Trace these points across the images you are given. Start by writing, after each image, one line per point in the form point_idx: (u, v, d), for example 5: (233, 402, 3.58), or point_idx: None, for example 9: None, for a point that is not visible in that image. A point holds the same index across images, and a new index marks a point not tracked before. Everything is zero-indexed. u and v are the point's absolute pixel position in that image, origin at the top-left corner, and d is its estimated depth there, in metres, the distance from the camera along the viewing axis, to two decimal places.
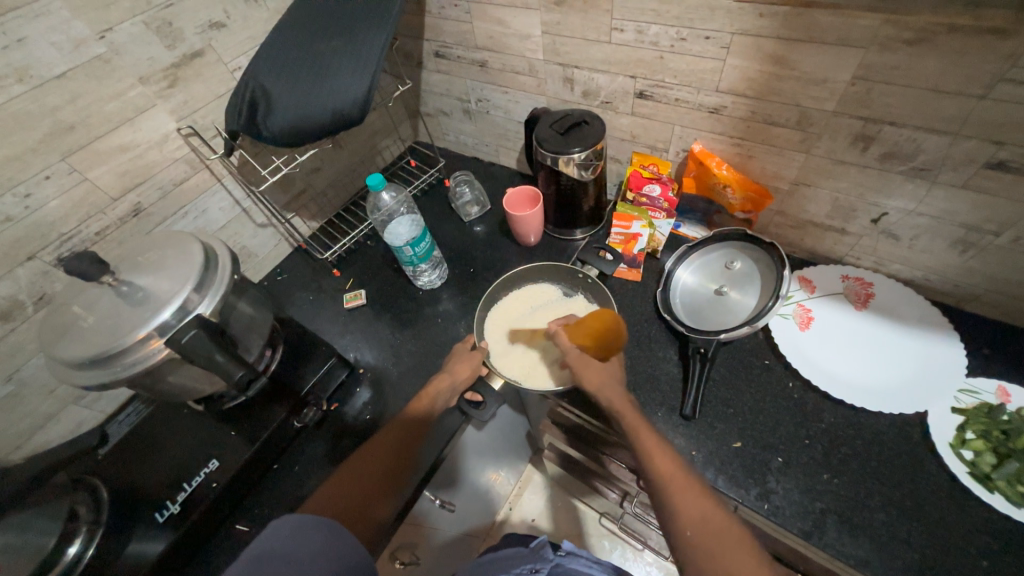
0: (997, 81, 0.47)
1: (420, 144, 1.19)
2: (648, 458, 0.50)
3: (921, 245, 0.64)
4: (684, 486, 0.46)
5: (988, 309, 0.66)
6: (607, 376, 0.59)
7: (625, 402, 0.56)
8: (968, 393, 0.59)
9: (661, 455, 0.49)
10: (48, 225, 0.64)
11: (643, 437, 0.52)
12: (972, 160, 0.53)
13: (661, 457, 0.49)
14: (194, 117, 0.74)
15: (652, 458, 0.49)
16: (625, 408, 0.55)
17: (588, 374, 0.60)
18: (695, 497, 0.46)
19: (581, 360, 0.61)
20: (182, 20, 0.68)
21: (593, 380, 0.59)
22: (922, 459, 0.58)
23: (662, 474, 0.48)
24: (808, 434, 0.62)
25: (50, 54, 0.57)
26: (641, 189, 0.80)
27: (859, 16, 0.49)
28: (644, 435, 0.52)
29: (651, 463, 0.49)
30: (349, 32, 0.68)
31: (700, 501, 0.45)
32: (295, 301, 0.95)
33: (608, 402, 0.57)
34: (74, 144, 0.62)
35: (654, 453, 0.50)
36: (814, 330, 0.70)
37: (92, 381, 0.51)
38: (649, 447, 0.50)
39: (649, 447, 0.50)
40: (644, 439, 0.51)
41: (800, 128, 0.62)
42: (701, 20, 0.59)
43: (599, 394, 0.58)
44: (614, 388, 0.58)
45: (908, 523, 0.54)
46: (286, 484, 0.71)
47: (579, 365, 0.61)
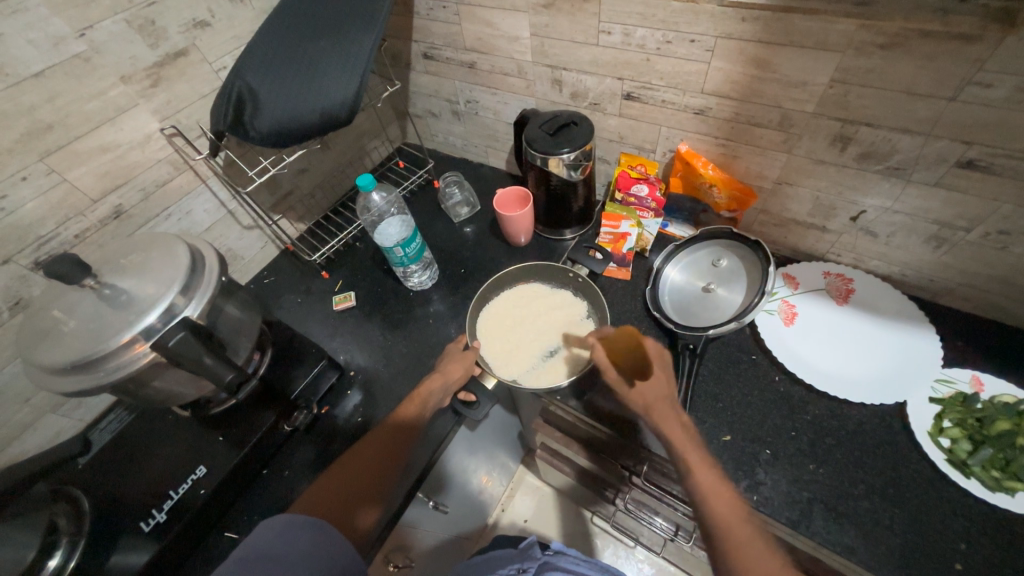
0: (965, 84, 0.49)
1: (409, 146, 1.19)
2: (706, 507, 0.47)
3: (898, 241, 0.67)
4: (746, 543, 0.44)
5: (961, 303, 0.69)
6: (662, 394, 0.54)
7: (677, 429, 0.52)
8: (944, 383, 0.62)
9: (721, 501, 0.47)
10: (25, 228, 0.62)
11: (703, 477, 0.48)
12: (944, 160, 0.55)
13: (724, 505, 0.46)
14: (178, 117, 0.73)
15: (709, 503, 0.47)
16: (681, 442, 0.51)
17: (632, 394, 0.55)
18: (761, 555, 0.43)
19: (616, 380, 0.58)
20: (165, 19, 0.67)
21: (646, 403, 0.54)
22: (903, 447, 0.60)
23: (716, 513, 0.46)
24: (794, 426, 0.64)
25: (27, 51, 0.56)
26: (629, 190, 0.81)
27: (836, 21, 0.51)
28: (705, 478, 0.48)
29: (709, 506, 0.47)
30: (337, 31, 0.68)
31: (768, 562, 0.42)
32: (284, 304, 0.94)
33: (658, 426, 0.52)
34: (53, 145, 0.61)
35: (716, 501, 0.47)
36: (798, 325, 0.72)
37: (75, 388, 0.49)
38: (708, 491, 0.47)
39: (709, 493, 0.47)
40: (703, 479, 0.48)
41: (782, 129, 0.64)
42: (686, 24, 0.60)
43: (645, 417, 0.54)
44: (666, 413, 0.53)
45: (890, 510, 0.56)
46: (276, 490, 0.70)
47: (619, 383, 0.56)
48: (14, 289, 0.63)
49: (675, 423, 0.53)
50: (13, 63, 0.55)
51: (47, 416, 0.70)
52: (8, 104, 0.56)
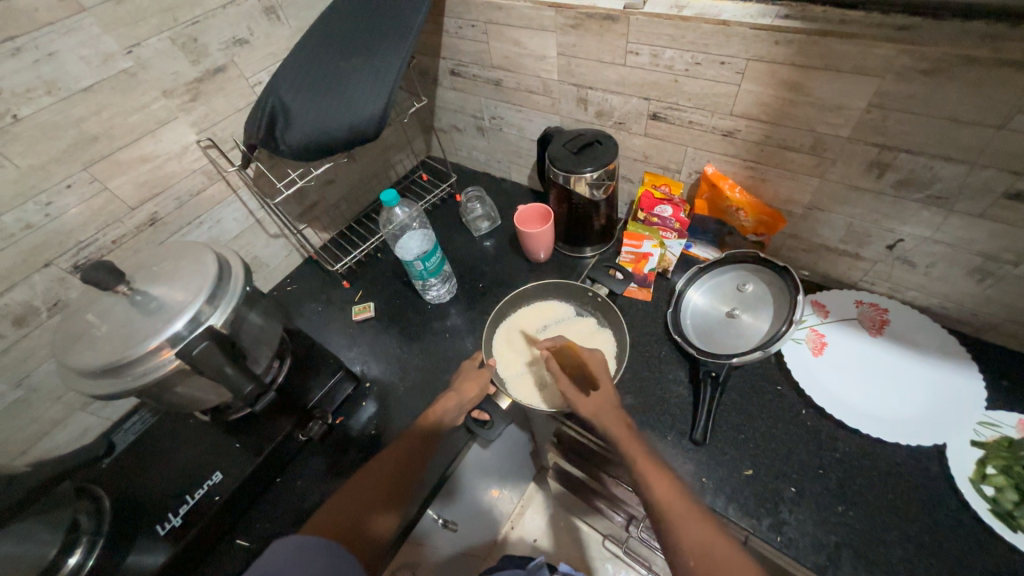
0: (1016, 112, 0.46)
1: (432, 159, 1.21)
2: (646, 487, 0.50)
3: (938, 273, 0.64)
4: (685, 516, 0.47)
5: (1005, 339, 0.65)
6: (601, 399, 0.59)
7: (619, 424, 0.57)
8: (987, 426, 0.58)
9: (659, 480, 0.50)
10: (67, 232, 0.65)
11: (642, 462, 0.52)
12: (990, 190, 0.52)
13: (662, 485, 0.50)
14: (214, 129, 0.75)
15: (650, 484, 0.50)
16: (622, 434, 0.55)
17: (585, 401, 0.59)
18: (696, 522, 0.47)
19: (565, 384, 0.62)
20: (207, 37, 0.69)
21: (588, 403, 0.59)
22: (941, 493, 0.56)
23: (653, 487, 0.50)
24: (822, 463, 0.61)
25: (79, 67, 0.59)
26: (652, 210, 0.80)
27: (876, 45, 0.49)
28: (644, 464, 0.52)
29: (648, 487, 0.50)
30: (367, 50, 0.70)
31: (701, 528, 0.46)
32: (305, 312, 0.95)
33: (603, 424, 0.57)
34: (97, 155, 0.64)
35: (657, 483, 0.50)
36: (828, 355, 0.69)
37: (103, 391, 0.51)
38: (648, 476, 0.51)
39: (647, 475, 0.51)
40: (641, 463, 0.52)
41: (815, 153, 0.62)
42: (716, 46, 0.59)
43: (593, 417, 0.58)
44: (609, 412, 0.58)
45: (927, 561, 0.52)
46: (288, 498, 0.70)
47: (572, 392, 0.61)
48: (54, 291, 0.66)
49: (616, 422, 0.57)
50: (64, 78, 0.58)
51: (76, 414, 0.73)
52: (58, 116, 0.59)
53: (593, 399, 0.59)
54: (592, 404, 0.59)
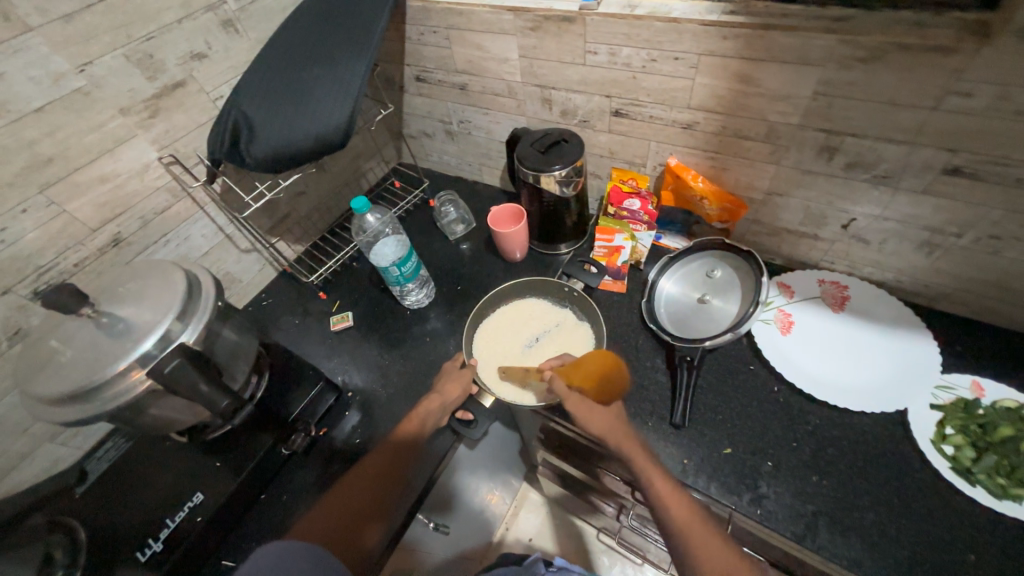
0: (946, 93, 0.49)
1: (404, 166, 1.21)
2: (665, 510, 0.50)
3: (890, 248, 0.67)
4: (705, 545, 0.47)
5: (956, 307, 0.69)
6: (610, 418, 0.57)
7: (631, 442, 0.56)
8: (943, 389, 0.62)
9: (677, 503, 0.50)
10: (25, 258, 0.63)
11: (659, 483, 0.51)
12: (930, 167, 0.56)
13: (683, 513, 0.49)
14: (176, 146, 0.74)
15: (669, 506, 0.50)
16: (635, 453, 0.54)
17: (597, 419, 0.57)
18: (716, 549, 0.47)
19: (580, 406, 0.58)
20: (163, 52, 0.68)
21: (597, 420, 0.57)
22: (906, 455, 0.59)
23: (671, 509, 0.50)
24: (796, 436, 0.63)
25: (28, 88, 0.57)
26: (621, 204, 0.82)
27: (815, 36, 0.52)
28: (664, 491, 0.51)
29: (668, 509, 0.50)
30: (329, 59, 0.70)
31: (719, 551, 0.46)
32: (282, 326, 0.94)
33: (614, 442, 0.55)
34: (52, 177, 0.62)
35: (677, 514, 0.49)
36: (795, 333, 0.71)
37: (71, 418, 0.49)
38: (665, 504, 0.50)
39: (665, 497, 0.50)
40: (658, 484, 0.51)
41: (769, 141, 0.65)
42: (669, 42, 0.62)
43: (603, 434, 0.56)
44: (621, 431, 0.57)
45: (896, 521, 0.55)
46: (274, 515, 0.69)
47: (579, 407, 0.58)
48: (14, 320, 0.64)
49: (627, 439, 0.56)
50: (14, 99, 0.57)
51: (45, 445, 0.70)
52: (9, 139, 0.57)
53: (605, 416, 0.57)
54: (600, 420, 0.57)
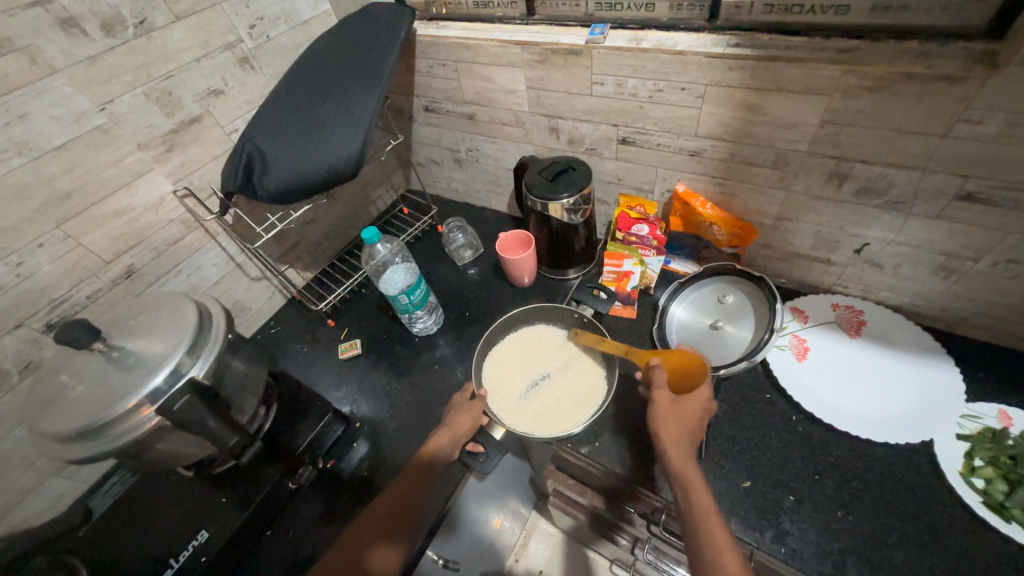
0: (955, 121, 0.49)
1: (412, 192, 1.22)
2: (711, 550, 0.47)
3: (905, 273, 0.67)
4: None
5: (977, 332, 0.68)
6: (683, 437, 0.56)
7: (692, 473, 0.53)
8: (969, 418, 0.60)
9: (727, 550, 0.46)
10: (39, 291, 0.63)
11: (712, 520, 0.49)
12: (942, 193, 0.55)
13: (728, 551, 0.46)
14: (190, 178, 0.75)
15: (715, 547, 0.47)
16: (694, 483, 0.52)
17: (668, 426, 0.57)
18: None
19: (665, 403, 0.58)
20: (181, 90, 0.70)
21: (670, 433, 0.56)
22: (935, 488, 0.57)
23: (716, 549, 0.47)
24: (817, 468, 0.61)
25: (51, 127, 0.59)
26: (629, 230, 0.81)
27: (821, 67, 0.52)
28: (715, 528, 0.48)
29: (712, 548, 0.47)
30: (342, 93, 0.71)
31: None
32: (290, 354, 0.94)
33: (674, 463, 0.54)
34: (70, 212, 0.63)
35: (721, 552, 0.46)
36: (812, 360, 0.70)
37: (79, 455, 0.49)
38: (711, 538, 0.47)
39: (716, 538, 0.47)
40: (711, 522, 0.48)
41: (777, 168, 0.65)
42: (675, 74, 0.62)
43: (668, 450, 0.55)
44: (685, 456, 0.55)
45: (929, 559, 0.52)
46: (281, 551, 0.68)
47: (661, 410, 0.58)
48: (25, 352, 0.64)
49: (689, 468, 0.54)
50: (37, 138, 0.58)
51: (49, 480, 0.69)
52: (30, 176, 0.58)
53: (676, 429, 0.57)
54: (672, 436, 0.56)
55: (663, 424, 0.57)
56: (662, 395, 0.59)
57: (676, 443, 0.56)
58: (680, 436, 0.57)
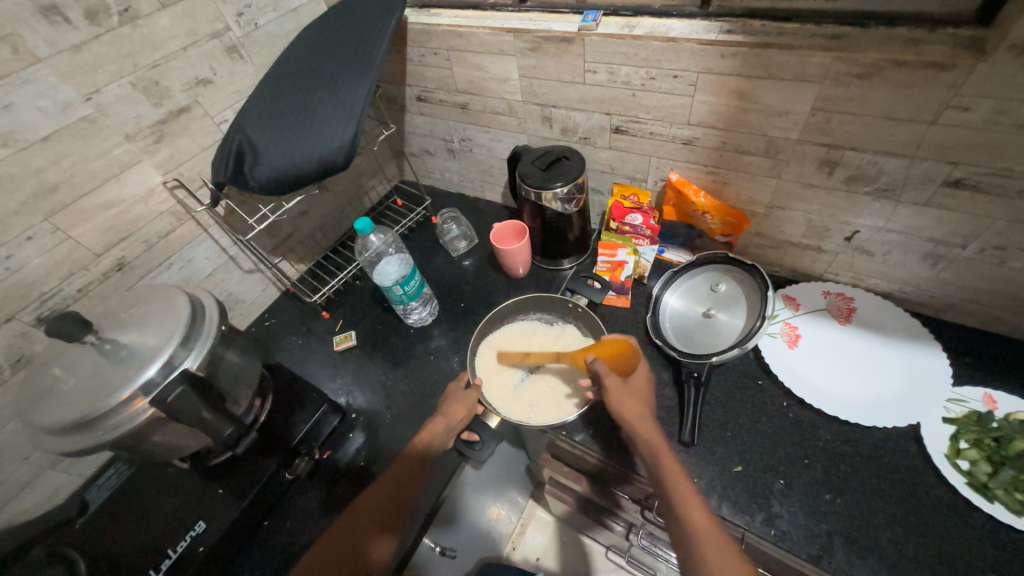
0: (944, 108, 0.50)
1: (405, 183, 1.21)
2: (681, 507, 0.50)
3: (895, 260, 0.67)
4: (715, 547, 0.46)
5: (965, 318, 0.69)
6: (643, 410, 0.60)
7: (656, 438, 0.57)
8: (956, 402, 0.61)
9: (693, 505, 0.50)
10: (29, 284, 0.63)
11: (679, 481, 0.52)
12: (931, 180, 0.56)
13: (698, 509, 0.50)
14: (180, 170, 0.75)
15: (685, 503, 0.50)
16: (659, 447, 0.56)
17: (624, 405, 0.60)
18: (729, 561, 0.45)
19: (615, 389, 0.61)
20: (169, 80, 0.69)
21: (631, 408, 0.60)
22: (921, 471, 0.58)
23: (685, 505, 0.50)
24: (807, 453, 0.62)
25: (36, 118, 0.58)
26: (623, 219, 0.82)
27: (812, 54, 0.52)
28: (682, 487, 0.52)
29: (680, 505, 0.50)
30: (332, 82, 0.70)
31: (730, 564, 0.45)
32: (285, 346, 0.94)
33: (636, 432, 0.58)
34: (58, 205, 0.63)
35: (690, 507, 0.50)
36: (802, 347, 0.71)
37: (74, 447, 0.49)
38: (681, 496, 0.51)
39: (683, 495, 0.51)
40: (678, 481, 0.52)
41: (769, 156, 0.65)
42: (668, 61, 0.62)
43: (630, 423, 0.59)
44: (645, 425, 0.59)
45: (914, 539, 0.54)
46: (279, 540, 0.68)
47: (615, 392, 0.61)
48: (17, 346, 0.64)
49: (655, 437, 0.57)
50: (22, 129, 0.57)
51: (46, 473, 0.69)
52: (16, 168, 0.58)
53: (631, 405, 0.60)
54: (633, 410, 0.60)
55: (620, 404, 0.60)
56: (613, 382, 0.62)
57: (638, 416, 0.60)
58: (640, 408, 0.61)
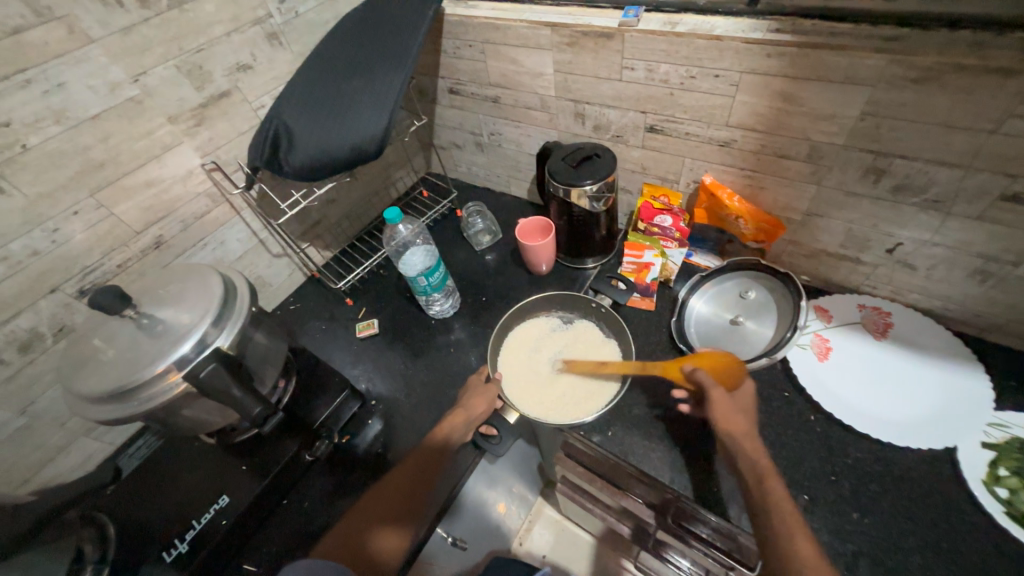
0: (1006, 117, 0.47)
1: (432, 175, 1.22)
2: (776, 518, 0.49)
3: (939, 275, 0.64)
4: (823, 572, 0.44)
5: (1011, 340, 0.65)
6: (749, 428, 0.57)
7: (765, 459, 0.54)
8: (997, 427, 0.58)
9: (792, 520, 0.48)
10: (74, 258, 0.66)
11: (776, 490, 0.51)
12: (986, 193, 0.53)
13: (804, 536, 0.47)
14: (218, 153, 0.76)
15: (781, 513, 0.49)
16: (761, 462, 0.54)
17: (729, 417, 0.57)
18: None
19: (722, 400, 0.58)
20: (211, 64, 0.71)
21: (737, 424, 0.56)
22: (955, 496, 0.56)
23: (785, 520, 0.48)
24: (835, 469, 0.60)
25: (86, 96, 0.60)
26: (652, 220, 0.81)
27: (866, 56, 0.50)
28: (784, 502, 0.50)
29: (777, 512, 0.49)
30: (368, 71, 0.71)
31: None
32: (309, 330, 0.95)
33: (738, 444, 0.55)
34: (102, 181, 0.65)
35: (795, 528, 0.48)
36: (833, 360, 0.69)
37: (110, 416, 0.51)
38: (787, 519, 0.48)
39: (778, 507, 0.49)
40: (777, 494, 0.50)
41: (811, 161, 0.63)
42: (710, 60, 0.61)
43: (733, 437, 0.56)
44: (751, 444, 0.55)
45: (946, 567, 0.52)
46: (297, 519, 0.70)
47: (721, 405, 0.58)
48: (60, 317, 0.67)
49: (761, 458, 0.54)
50: (73, 107, 0.59)
51: (79, 440, 0.73)
52: (66, 145, 0.60)
53: (739, 420, 0.57)
54: (739, 425, 0.56)
55: (726, 417, 0.57)
56: (719, 393, 0.58)
57: (744, 433, 0.56)
58: (745, 430, 0.56)
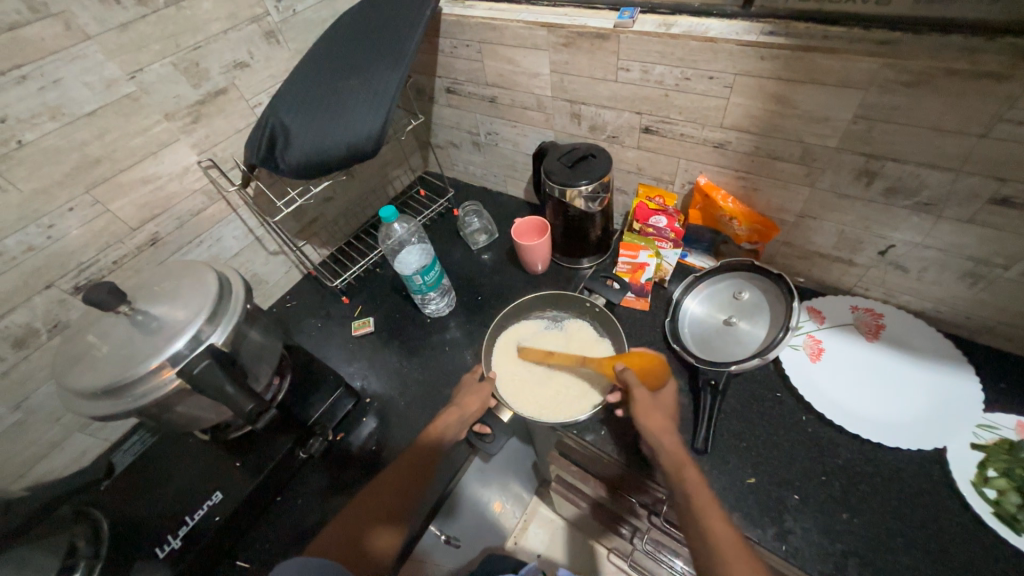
0: (996, 121, 0.47)
1: (429, 174, 1.22)
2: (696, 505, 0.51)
3: (930, 278, 0.65)
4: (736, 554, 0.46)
5: (1001, 342, 0.66)
6: (668, 426, 0.60)
7: (681, 451, 0.57)
8: (986, 428, 0.59)
9: (709, 508, 0.50)
10: (69, 254, 0.66)
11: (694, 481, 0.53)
12: (977, 196, 0.54)
13: (718, 517, 0.49)
14: (214, 150, 0.77)
15: (700, 502, 0.51)
16: (680, 455, 0.56)
17: (652, 418, 0.60)
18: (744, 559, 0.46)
19: (645, 402, 0.61)
20: (208, 61, 0.71)
21: (655, 423, 0.59)
22: (944, 496, 0.56)
23: (702, 506, 0.51)
24: (825, 470, 0.61)
25: (82, 93, 0.60)
26: (647, 221, 0.81)
27: (859, 60, 0.51)
28: (702, 490, 0.52)
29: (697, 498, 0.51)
30: (365, 70, 0.71)
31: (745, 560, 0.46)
32: (305, 328, 0.96)
33: (658, 443, 0.58)
34: (98, 178, 0.65)
35: (713, 513, 0.50)
36: (825, 361, 0.69)
37: (104, 412, 0.51)
38: (701, 504, 0.51)
39: (698, 497, 0.52)
40: (694, 484, 0.53)
41: (804, 163, 0.63)
42: (704, 62, 0.61)
43: (651, 438, 0.58)
44: (671, 440, 0.58)
45: (933, 566, 0.52)
46: (291, 516, 0.70)
47: (643, 407, 0.60)
48: (54, 313, 0.67)
49: (680, 452, 0.57)
50: (69, 103, 0.59)
51: (73, 436, 0.73)
52: (62, 141, 0.60)
53: (658, 419, 0.60)
54: (658, 425, 0.59)
55: (648, 418, 0.59)
56: (642, 393, 0.62)
57: (663, 431, 0.59)
58: (664, 426, 0.59)
